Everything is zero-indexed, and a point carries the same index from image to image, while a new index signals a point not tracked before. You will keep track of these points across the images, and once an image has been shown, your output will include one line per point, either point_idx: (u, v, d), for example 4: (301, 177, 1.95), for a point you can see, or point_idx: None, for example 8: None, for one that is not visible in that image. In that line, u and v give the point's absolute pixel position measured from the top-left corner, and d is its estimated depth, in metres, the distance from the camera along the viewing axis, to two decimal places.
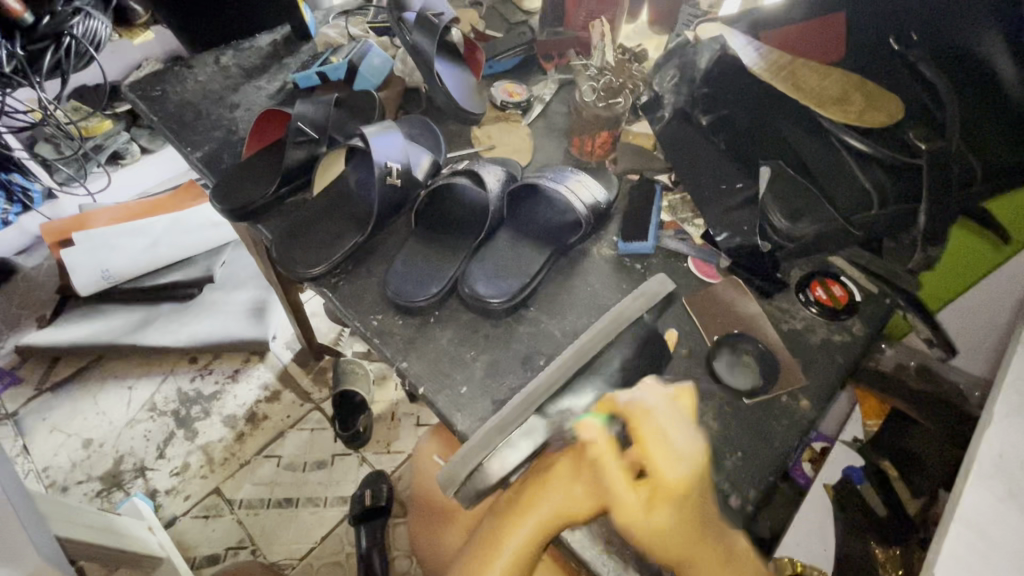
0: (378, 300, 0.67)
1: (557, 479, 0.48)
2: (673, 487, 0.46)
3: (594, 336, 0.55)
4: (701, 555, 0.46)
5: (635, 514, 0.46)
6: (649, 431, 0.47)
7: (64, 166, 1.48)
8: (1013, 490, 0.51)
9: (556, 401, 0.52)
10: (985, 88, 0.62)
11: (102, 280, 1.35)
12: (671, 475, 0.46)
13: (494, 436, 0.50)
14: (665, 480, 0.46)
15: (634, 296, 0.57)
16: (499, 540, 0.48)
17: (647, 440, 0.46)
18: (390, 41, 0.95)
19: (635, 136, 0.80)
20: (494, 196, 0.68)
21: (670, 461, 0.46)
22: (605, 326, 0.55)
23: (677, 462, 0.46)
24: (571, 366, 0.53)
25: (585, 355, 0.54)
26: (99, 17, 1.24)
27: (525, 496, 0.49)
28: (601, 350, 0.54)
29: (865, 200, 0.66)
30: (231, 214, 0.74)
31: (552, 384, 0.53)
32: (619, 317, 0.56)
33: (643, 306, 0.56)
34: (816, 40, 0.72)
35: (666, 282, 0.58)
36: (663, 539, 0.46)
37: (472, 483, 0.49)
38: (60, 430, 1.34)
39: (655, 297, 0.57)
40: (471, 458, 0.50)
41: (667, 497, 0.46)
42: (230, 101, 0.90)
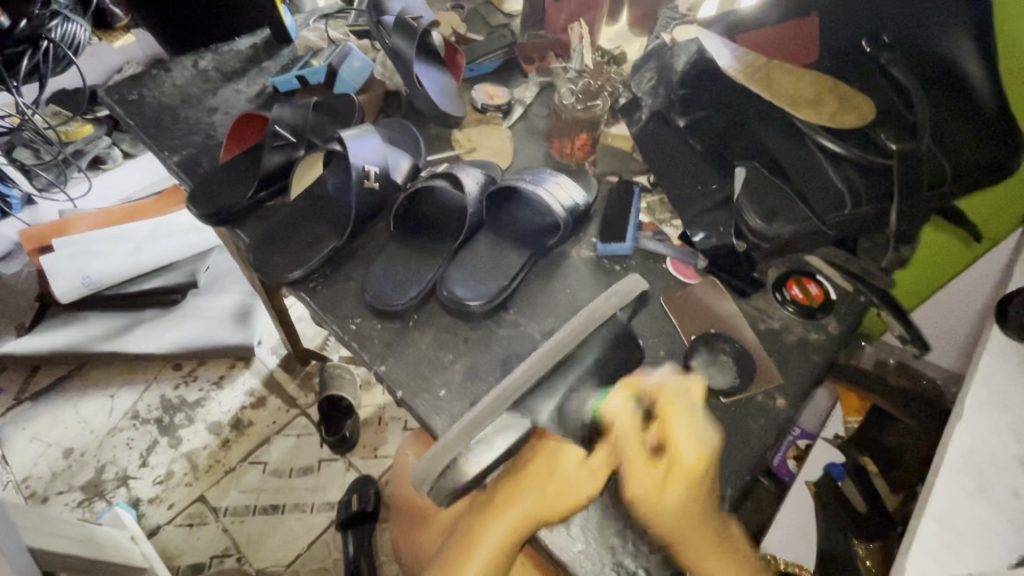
0: (357, 304, 0.67)
1: (529, 481, 0.51)
2: (694, 466, 0.49)
3: (562, 338, 0.55)
4: (698, 536, 0.49)
5: (648, 486, 0.49)
6: (676, 410, 0.51)
7: (43, 172, 1.47)
8: (982, 484, 0.51)
9: (528, 398, 0.52)
10: (960, 90, 0.64)
11: (83, 286, 1.32)
12: (686, 452, 0.49)
13: (462, 440, 0.49)
14: (684, 456, 0.49)
15: (607, 294, 0.57)
16: (476, 541, 0.49)
17: (671, 415, 0.51)
18: (371, 44, 0.95)
19: (614, 138, 0.81)
20: (472, 199, 0.68)
21: (691, 440, 0.49)
22: (575, 326, 0.55)
23: (695, 443, 0.49)
24: (540, 368, 0.53)
25: (553, 357, 0.53)
26: (77, 20, 1.23)
27: (499, 499, 0.51)
28: (572, 353, 0.54)
29: (840, 201, 0.65)
30: (205, 218, 0.73)
31: (522, 385, 0.52)
32: (588, 319, 0.55)
33: (615, 305, 0.56)
34: (791, 41, 0.72)
35: (640, 281, 0.58)
36: (671, 514, 0.48)
37: (444, 484, 0.48)
38: (40, 440, 1.32)
39: (628, 295, 0.57)
40: (442, 458, 0.48)
41: (687, 475, 0.48)
42: (208, 104, 0.89)
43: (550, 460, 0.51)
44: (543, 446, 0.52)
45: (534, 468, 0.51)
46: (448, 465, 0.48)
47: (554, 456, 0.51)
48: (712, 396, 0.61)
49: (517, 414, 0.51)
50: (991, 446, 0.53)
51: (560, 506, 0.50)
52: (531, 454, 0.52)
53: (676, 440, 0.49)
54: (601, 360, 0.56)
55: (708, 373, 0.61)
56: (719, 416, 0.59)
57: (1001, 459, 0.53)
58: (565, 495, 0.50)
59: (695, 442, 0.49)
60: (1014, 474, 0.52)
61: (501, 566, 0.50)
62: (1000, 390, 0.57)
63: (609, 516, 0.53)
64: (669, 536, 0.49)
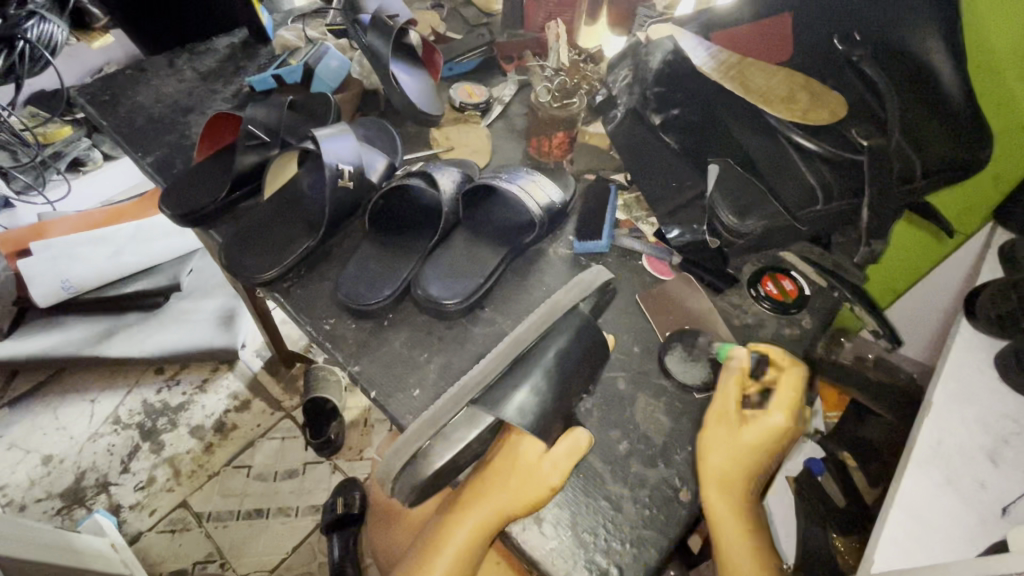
0: (331, 303, 0.66)
1: (494, 477, 0.52)
2: (779, 426, 0.54)
3: (527, 330, 0.56)
4: (735, 496, 0.53)
5: (729, 424, 0.55)
6: (794, 378, 0.57)
7: (21, 174, 1.46)
8: (950, 475, 0.52)
9: (492, 392, 0.53)
10: (926, 85, 0.65)
11: (62, 290, 1.30)
12: (775, 417, 0.55)
13: (424, 433, 0.51)
14: (775, 417, 0.55)
15: (567, 288, 0.58)
16: (444, 537, 0.51)
17: (785, 380, 0.57)
18: (349, 43, 0.94)
19: (590, 136, 0.82)
20: (447, 196, 0.67)
21: (787, 406, 0.55)
22: (538, 317, 0.57)
23: (789, 415, 0.55)
24: (506, 358, 0.55)
25: (517, 347, 0.55)
26: (54, 20, 1.22)
27: (467, 496, 0.52)
28: (537, 343, 0.56)
29: (812, 197, 0.66)
30: (178, 218, 0.72)
31: (485, 378, 0.54)
32: (552, 309, 0.57)
33: (576, 296, 0.57)
34: (762, 39, 0.73)
35: (602, 273, 0.60)
36: (732, 457, 0.53)
37: (405, 478, 0.50)
38: (18, 447, 1.29)
39: (591, 286, 0.58)
40: (399, 450, 0.51)
41: (769, 428, 0.54)
42: (184, 105, 0.88)
43: (512, 453, 0.52)
44: (506, 440, 0.53)
45: (497, 464, 0.52)
46: (408, 461, 0.51)
47: (515, 451, 0.52)
48: (685, 391, 0.61)
49: (482, 405, 0.52)
50: (959, 437, 0.54)
51: (524, 503, 0.50)
52: (497, 450, 0.54)
53: (779, 401, 0.56)
54: (572, 356, 0.55)
55: (682, 368, 0.61)
56: (693, 411, 0.59)
57: (968, 449, 0.53)
58: (527, 489, 0.50)
59: (790, 411, 0.55)
60: (981, 464, 0.53)
61: (472, 559, 0.51)
62: (968, 381, 0.58)
63: (582, 513, 0.53)
64: (713, 481, 0.53)
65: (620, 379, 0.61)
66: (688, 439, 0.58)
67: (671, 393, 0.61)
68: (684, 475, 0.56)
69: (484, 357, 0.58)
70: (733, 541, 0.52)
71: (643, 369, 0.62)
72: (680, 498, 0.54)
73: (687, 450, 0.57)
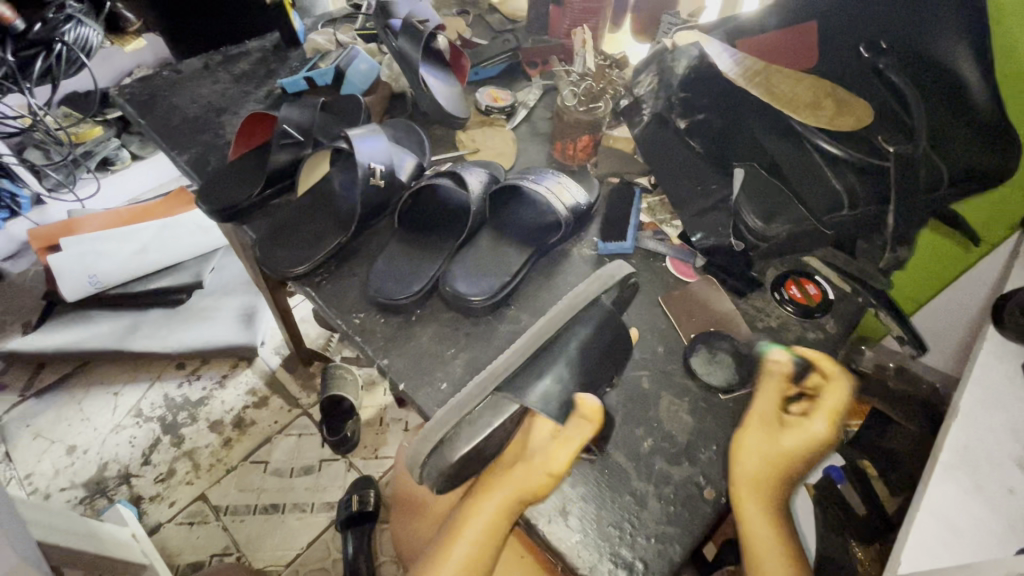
0: (360, 299, 0.68)
1: (506, 466, 0.55)
2: (817, 432, 0.56)
3: (546, 323, 0.58)
4: (768, 494, 0.54)
5: (765, 427, 0.57)
6: (836, 391, 0.58)
7: (53, 172, 1.51)
8: (978, 481, 0.52)
9: (516, 384, 0.54)
10: (955, 90, 0.64)
11: (89, 286, 1.34)
12: (814, 426, 0.56)
13: (451, 418, 0.53)
14: (815, 424, 0.56)
15: (589, 280, 0.59)
16: (466, 521, 0.53)
17: (826, 390, 0.58)
18: (378, 48, 0.97)
19: (614, 139, 0.83)
20: (475, 197, 0.69)
21: (828, 415, 0.57)
22: (560, 310, 0.58)
23: (830, 422, 0.56)
24: (529, 348, 0.56)
25: (540, 338, 0.56)
26: (90, 24, 1.32)
27: (483, 484, 0.55)
28: (558, 334, 0.57)
29: (837, 202, 0.67)
30: (216, 214, 0.74)
31: (509, 367, 0.55)
32: (573, 303, 0.58)
33: (597, 289, 0.58)
34: (791, 45, 0.75)
35: (623, 266, 0.60)
36: (766, 456, 0.55)
37: (433, 463, 0.52)
38: (44, 437, 1.33)
39: (610, 279, 0.59)
40: (423, 435, 0.53)
41: (807, 437, 0.56)
42: (217, 105, 0.91)
43: (522, 441, 0.56)
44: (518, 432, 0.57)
45: (510, 451, 0.56)
46: (434, 448, 0.52)
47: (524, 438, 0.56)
48: (710, 392, 0.61)
49: (506, 394, 0.53)
50: (987, 444, 0.54)
51: (535, 489, 0.52)
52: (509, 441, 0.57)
53: (820, 407, 0.57)
54: (596, 356, 0.56)
55: (708, 370, 0.62)
56: (718, 412, 0.60)
57: (996, 455, 0.53)
58: (536, 476, 0.52)
59: (830, 418, 0.56)
60: (1010, 471, 0.52)
61: (490, 548, 0.53)
62: (996, 389, 0.57)
63: (607, 508, 0.54)
64: (747, 478, 0.54)
65: (644, 377, 0.62)
66: (712, 438, 0.58)
67: (695, 392, 0.61)
68: (708, 474, 0.56)
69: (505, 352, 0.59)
70: (762, 539, 0.52)
71: (668, 370, 0.63)
72: (704, 496, 0.55)
73: (711, 449, 0.57)
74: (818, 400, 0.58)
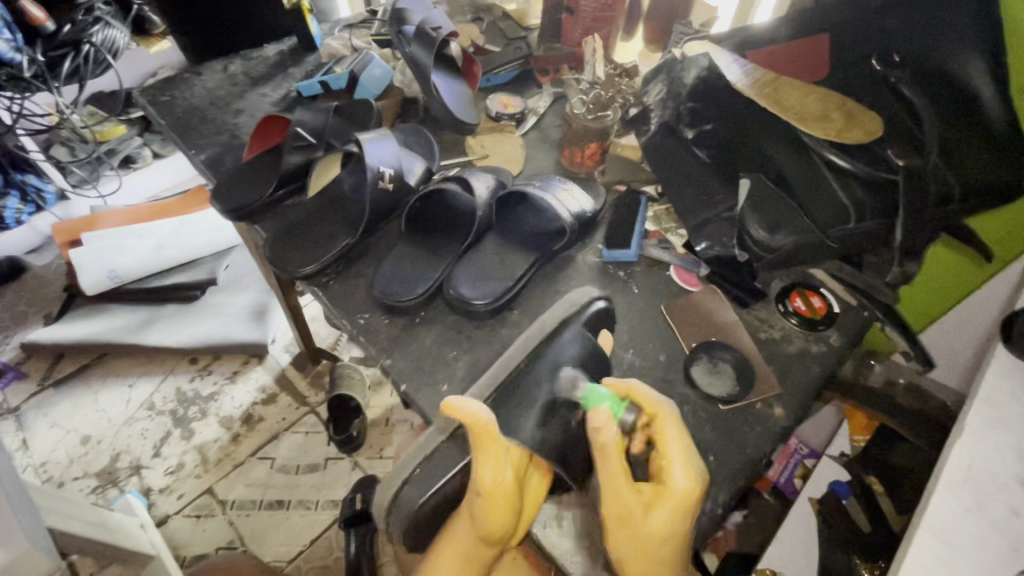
0: (366, 300, 0.69)
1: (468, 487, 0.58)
2: (681, 495, 0.49)
3: (520, 343, 0.59)
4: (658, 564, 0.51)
5: (630, 507, 0.51)
6: (670, 424, 0.52)
7: (77, 168, 1.56)
8: (980, 500, 0.51)
9: (515, 397, 0.56)
10: (970, 109, 0.64)
11: (109, 280, 1.38)
12: (678, 481, 0.49)
13: (413, 460, 0.56)
14: (676, 489, 0.49)
15: (556, 309, 0.61)
16: (450, 535, 0.60)
17: (662, 425, 0.52)
18: (393, 53, 0.99)
19: (623, 147, 0.84)
20: (482, 203, 0.71)
21: (685, 469, 0.50)
22: (530, 336, 0.59)
23: (689, 473, 0.50)
24: (504, 371, 0.57)
25: (515, 360, 0.58)
26: (118, 26, 1.37)
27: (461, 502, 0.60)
28: (536, 356, 0.57)
29: (844, 216, 0.67)
30: (229, 213, 0.76)
31: (485, 391, 0.57)
32: (537, 330, 0.59)
33: (561, 315, 0.60)
34: (799, 57, 0.75)
35: (587, 292, 0.62)
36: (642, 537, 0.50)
37: (405, 486, 0.55)
38: (59, 426, 1.36)
39: (575, 305, 0.61)
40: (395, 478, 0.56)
41: (680, 506, 0.49)
42: (234, 107, 0.93)
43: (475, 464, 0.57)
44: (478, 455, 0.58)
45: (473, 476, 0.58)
46: (421, 461, 0.56)
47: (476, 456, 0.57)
48: (710, 402, 0.61)
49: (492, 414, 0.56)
50: (992, 462, 0.53)
51: (491, 514, 0.53)
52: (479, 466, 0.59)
53: (672, 464, 0.50)
54: (588, 372, 0.57)
55: (708, 381, 0.62)
56: (717, 422, 0.60)
57: (1001, 476, 0.52)
58: (481, 500, 0.53)
59: (688, 473, 0.50)
60: (1014, 491, 0.51)
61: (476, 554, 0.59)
62: (1003, 408, 0.56)
63: None
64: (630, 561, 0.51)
65: (643, 385, 0.62)
66: (711, 449, 0.58)
67: (695, 402, 0.61)
68: (705, 485, 0.56)
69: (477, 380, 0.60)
70: None
71: (668, 379, 0.63)
72: (701, 508, 0.55)
73: (708, 459, 0.58)
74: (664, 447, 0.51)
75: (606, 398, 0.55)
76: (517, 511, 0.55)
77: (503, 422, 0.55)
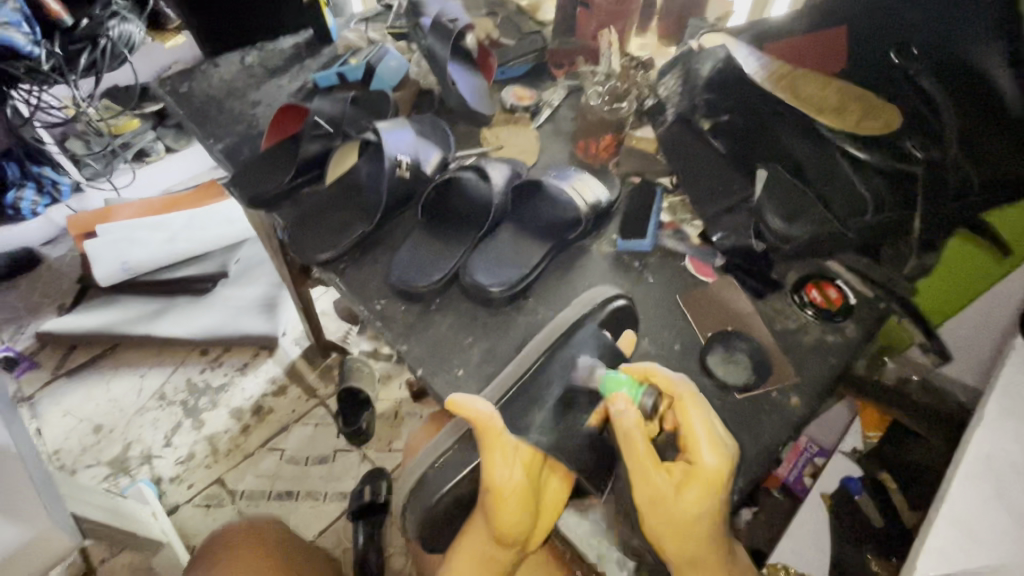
0: (383, 287, 0.70)
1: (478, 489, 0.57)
2: (713, 470, 0.50)
3: (538, 340, 0.60)
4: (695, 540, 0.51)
5: (662, 489, 0.50)
6: (690, 401, 0.52)
7: (92, 161, 1.59)
8: (1000, 490, 0.51)
9: (534, 382, 0.58)
10: (987, 102, 0.62)
11: (121, 272, 1.40)
12: (708, 459, 0.50)
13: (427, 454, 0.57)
14: (707, 465, 0.50)
15: (573, 306, 0.62)
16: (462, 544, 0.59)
17: (685, 405, 0.52)
18: (408, 46, 1.00)
19: (637, 140, 0.81)
20: (498, 191, 0.71)
21: (713, 444, 0.50)
22: (548, 332, 0.60)
23: (717, 447, 0.50)
24: (529, 360, 0.59)
25: (536, 352, 0.59)
26: (133, 21, 1.39)
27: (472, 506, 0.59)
28: (556, 347, 0.59)
29: (862, 206, 0.67)
30: (247, 202, 0.77)
31: (506, 385, 0.58)
32: (557, 325, 0.60)
33: (577, 314, 0.61)
34: (815, 50, 0.74)
35: (605, 290, 0.63)
36: (679, 517, 0.50)
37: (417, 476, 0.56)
38: (73, 415, 1.38)
39: (591, 302, 0.62)
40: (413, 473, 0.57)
41: (710, 481, 0.50)
42: (251, 97, 0.94)
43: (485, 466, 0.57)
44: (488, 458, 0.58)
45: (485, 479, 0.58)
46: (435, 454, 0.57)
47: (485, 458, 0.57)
48: (724, 391, 0.61)
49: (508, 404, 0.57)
50: (1013, 453, 0.52)
51: (502, 512, 0.53)
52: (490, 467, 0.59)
53: (700, 444, 0.50)
54: (603, 359, 0.59)
55: (721, 368, 0.62)
56: (731, 410, 0.60)
57: (1022, 466, 0.51)
58: (492, 498, 0.53)
59: (717, 449, 0.50)
60: None
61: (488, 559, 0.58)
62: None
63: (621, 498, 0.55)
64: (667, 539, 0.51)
65: None
66: (727, 436, 0.59)
67: (710, 390, 0.62)
68: None
69: (500, 373, 0.61)
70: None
71: (683, 368, 0.63)
72: (716, 493, 0.55)
73: None
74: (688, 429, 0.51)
75: (624, 385, 0.55)
76: (531, 513, 0.55)
77: (523, 398, 0.57)
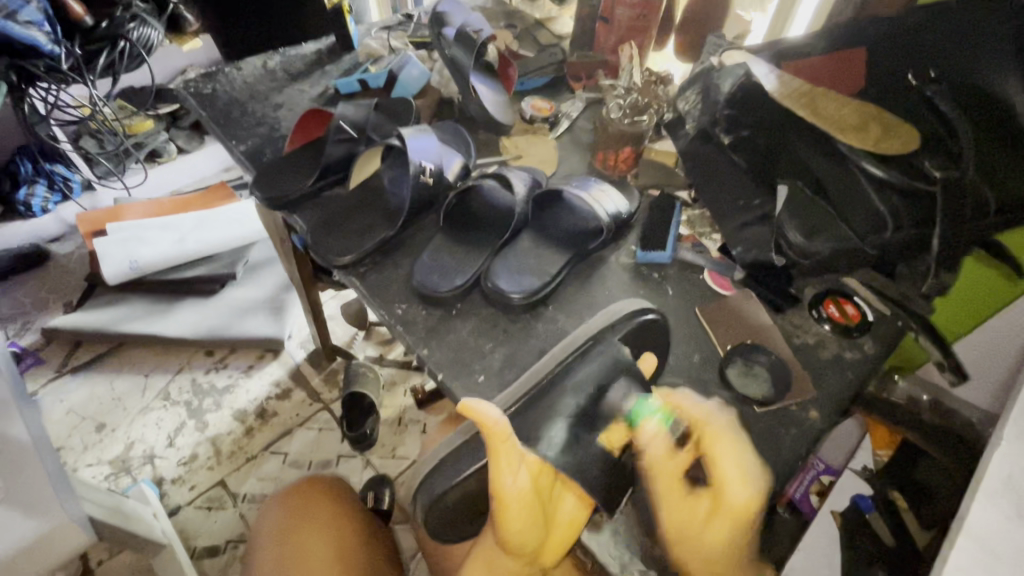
0: (403, 290, 0.70)
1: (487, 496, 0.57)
2: (743, 499, 0.54)
3: (555, 354, 0.61)
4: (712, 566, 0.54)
5: (690, 517, 0.54)
6: (718, 437, 0.57)
7: (105, 160, 1.60)
8: (1021, 509, 0.50)
9: (552, 389, 0.58)
10: (1004, 124, 0.63)
11: (130, 270, 1.39)
12: (735, 491, 0.54)
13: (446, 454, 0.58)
14: (736, 498, 0.54)
15: (599, 315, 0.63)
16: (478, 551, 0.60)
17: (716, 441, 0.56)
18: (429, 56, 1.02)
19: (656, 152, 0.84)
20: (520, 200, 0.72)
21: (744, 478, 0.55)
22: (568, 343, 0.62)
23: (745, 482, 0.55)
24: (545, 371, 0.59)
25: (553, 361, 0.60)
26: (155, 25, 1.40)
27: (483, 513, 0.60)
28: (575, 358, 0.60)
29: (879, 222, 0.66)
30: (268, 203, 0.78)
31: (528, 390, 0.58)
32: (581, 334, 0.61)
33: (603, 322, 0.62)
34: (838, 70, 0.75)
35: (637, 301, 0.64)
36: (709, 550, 0.54)
37: (434, 484, 0.56)
38: (76, 412, 1.37)
39: (618, 313, 0.63)
40: (424, 468, 0.58)
41: (738, 514, 0.54)
42: (274, 101, 0.95)
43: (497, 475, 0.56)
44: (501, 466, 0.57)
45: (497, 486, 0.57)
46: (453, 459, 0.56)
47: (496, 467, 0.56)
48: (744, 404, 0.62)
49: (526, 416, 0.57)
50: None
51: (509, 519, 0.53)
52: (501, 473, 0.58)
53: (727, 475, 0.55)
54: (625, 372, 0.59)
55: (743, 382, 0.63)
56: (751, 422, 0.60)
57: None
58: (498, 506, 0.52)
59: (746, 485, 0.55)
60: None
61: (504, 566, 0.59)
62: None
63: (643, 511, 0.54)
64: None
65: (678, 385, 0.63)
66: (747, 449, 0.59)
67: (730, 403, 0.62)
68: None
69: (526, 371, 0.62)
70: None
71: (703, 379, 0.64)
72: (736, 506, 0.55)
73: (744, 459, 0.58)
74: (718, 468, 0.55)
75: (655, 411, 0.58)
76: (537, 524, 0.54)
77: (546, 406, 0.57)
